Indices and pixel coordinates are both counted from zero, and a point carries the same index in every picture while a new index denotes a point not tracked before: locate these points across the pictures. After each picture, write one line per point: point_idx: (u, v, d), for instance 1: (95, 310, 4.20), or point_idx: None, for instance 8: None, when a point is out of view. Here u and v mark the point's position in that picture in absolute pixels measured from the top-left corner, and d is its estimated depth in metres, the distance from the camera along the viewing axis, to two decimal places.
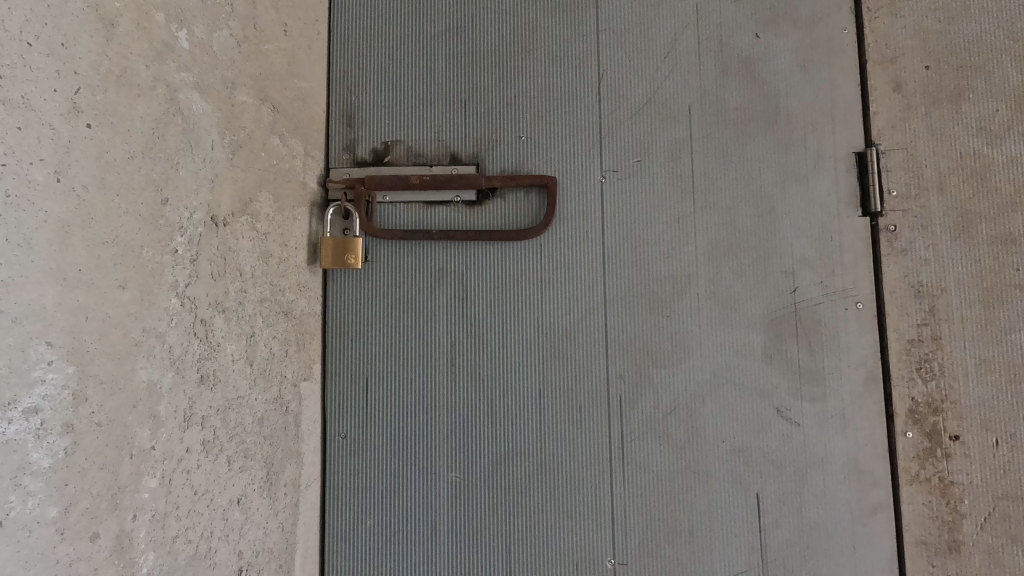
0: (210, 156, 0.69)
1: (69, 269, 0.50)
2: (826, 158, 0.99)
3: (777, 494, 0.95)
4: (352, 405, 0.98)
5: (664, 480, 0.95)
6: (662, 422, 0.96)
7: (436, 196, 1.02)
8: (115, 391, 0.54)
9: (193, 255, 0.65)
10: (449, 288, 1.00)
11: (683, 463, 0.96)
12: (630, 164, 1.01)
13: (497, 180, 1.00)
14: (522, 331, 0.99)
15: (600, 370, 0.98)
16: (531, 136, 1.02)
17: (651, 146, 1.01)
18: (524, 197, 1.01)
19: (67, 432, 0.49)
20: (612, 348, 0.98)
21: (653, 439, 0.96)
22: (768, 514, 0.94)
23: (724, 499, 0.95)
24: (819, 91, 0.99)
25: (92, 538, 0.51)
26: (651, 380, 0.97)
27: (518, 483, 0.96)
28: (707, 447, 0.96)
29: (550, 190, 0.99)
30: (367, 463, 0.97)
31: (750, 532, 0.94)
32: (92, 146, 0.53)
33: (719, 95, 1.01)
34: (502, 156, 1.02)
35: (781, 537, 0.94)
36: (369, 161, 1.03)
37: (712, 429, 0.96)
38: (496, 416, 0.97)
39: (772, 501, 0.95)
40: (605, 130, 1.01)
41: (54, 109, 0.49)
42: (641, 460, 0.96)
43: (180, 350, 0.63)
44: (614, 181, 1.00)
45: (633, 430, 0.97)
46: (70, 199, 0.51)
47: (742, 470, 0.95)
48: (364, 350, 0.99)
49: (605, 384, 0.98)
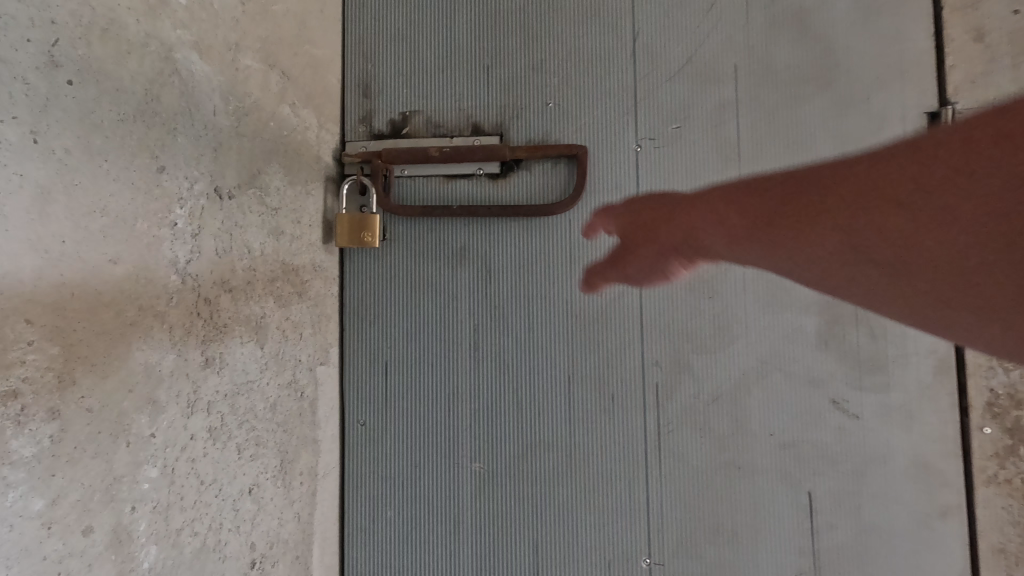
0: (210, 123, 0.64)
1: (52, 240, 0.45)
2: (892, 119, 0.88)
3: (832, 494, 0.86)
4: (370, 392, 0.94)
5: (705, 476, 0.88)
6: (702, 414, 0.88)
7: (457, 169, 0.95)
8: (107, 374, 0.50)
9: (194, 229, 0.61)
10: (472, 266, 0.94)
11: (724, 458, 0.88)
12: (667, 132, 0.92)
13: (523, 151, 0.92)
14: (550, 313, 0.92)
15: (634, 357, 0.90)
16: (559, 102, 0.94)
17: (692, 111, 0.91)
18: (551, 168, 0.94)
19: (52, 419, 0.45)
20: (647, 333, 0.90)
21: (689, 431, 0.88)
22: (822, 515, 0.86)
23: (771, 499, 0.86)
24: (886, 45, 0.88)
25: (86, 531, 0.47)
26: (689, 368, 0.89)
27: (546, 475, 0.90)
28: (753, 440, 0.88)
29: (580, 161, 0.91)
30: (388, 451, 0.93)
31: (802, 534, 0.86)
32: (74, 105, 0.47)
33: (768, 52, 0.90)
34: (528, 127, 0.95)
35: (836, 540, 0.85)
36: (386, 133, 0.97)
37: (758, 421, 0.88)
38: (523, 404, 0.91)
39: (827, 500, 0.86)
40: (641, 94, 0.92)
41: (28, 62, 0.43)
42: (678, 453, 0.88)
43: (182, 331, 0.58)
44: (650, 150, 0.92)
45: (670, 423, 0.89)
46: (51, 163, 0.45)
47: (790, 465, 0.87)
48: (383, 334, 0.94)
49: (640, 372, 0.90)
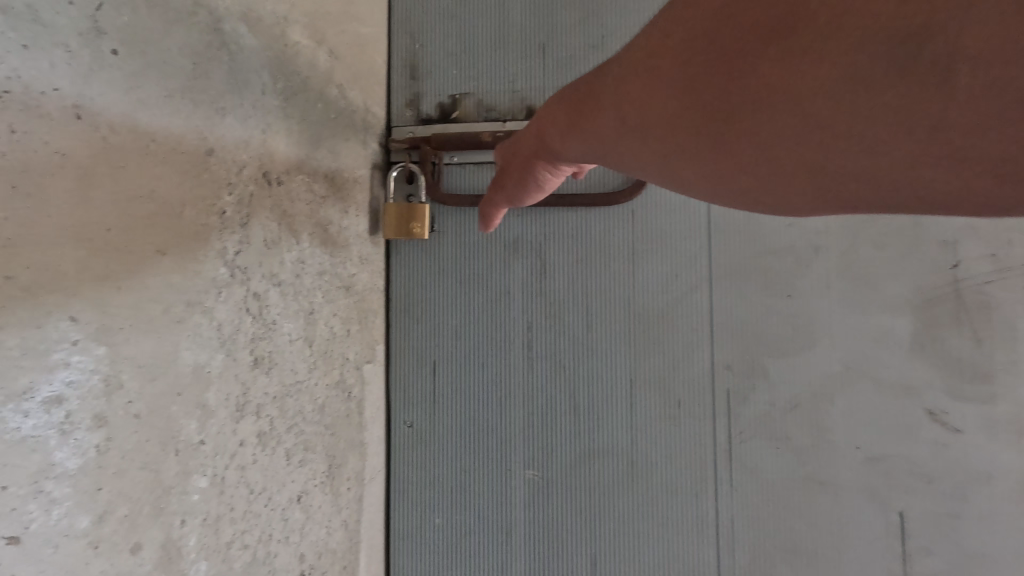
0: (259, 102, 0.59)
1: (96, 229, 0.40)
2: None
3: (927, 515, 0.77)
4: (418, 392, 0.89)
5: (782, 491, 0.80)
6: (779, 423, 0.81)
7: None
8: (155, 377, 0.45)
9: (243, 217, 0.56)
10: (526, 260, 0.87)
11: (804, 472, 0.80)
12: None
13: None
14: (610, 310, 0.85)
15: (703, 359, 0.83)
16: None
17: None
18: None
19: (98, 426, 0.40)
20: (717, 333, 0.83)
21: (764, 442, 0.81)
22: (915, 537, 0.77)
23: (856, 518, 0.78)
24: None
25: (134, 550, 0.43)
26: (765, 373, 0.81)
27: (605, 486, 0.84)
28: (837, 453, 0.79)
29: None
30: (435, 455, 0.88)
31: (892, 558, 0.78)
32: (119, 78, 0.42)
33: None
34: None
35: (931, 566, 0.77)
36: (435, 117, 0.91)
37: (843, 432, 0.79)
38: (580, 408, 0.85)
39: (921, 522, 0.77)
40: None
41: (70, 27, 0.38)
42: (751, 466, 0.81)
43: (231, 329, 0.54)
44: None
45: (743, 432, 0.81)
46: (95, 142, 0.40)
47: (879, 482, 0.78)
48: (431, 331, 0.89)
49: (710, 376, 0.83)
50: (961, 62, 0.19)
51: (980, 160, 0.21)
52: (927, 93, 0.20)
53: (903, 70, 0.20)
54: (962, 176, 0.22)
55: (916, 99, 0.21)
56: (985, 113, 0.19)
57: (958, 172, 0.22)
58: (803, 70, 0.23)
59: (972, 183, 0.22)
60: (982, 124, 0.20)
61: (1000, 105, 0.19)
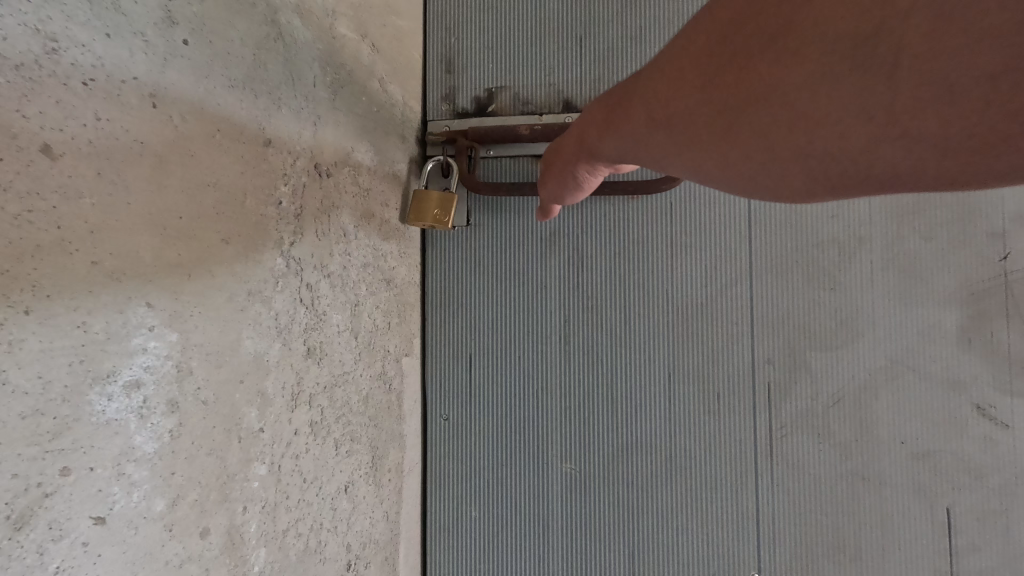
0: (311, 95, 0.60)
1: (169, 215, 0.41)
2: None
3: (975, 512, 0.76)
4: (454, 385, 0.89)
5: (825, 486, 0.79)
6: (823, 418, 0.80)
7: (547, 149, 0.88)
8: (221, 364, 0.46)
9: (297, 208, 0.56)
10: (563, 252, 0.87)
11: (847, 469, 0.79)
12: None
13: None
14: (650, 303, 0.85)
15: (744, 353, 0.82)
16: None
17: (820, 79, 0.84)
18: None
19: (172, 412, 0.41)
20: (758, 327, 0.82)
21: (807, 438, 0.80)
22: (963, 535, 0.77)
23: (901, 513, 0.78)
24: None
25: (202, 534, 0.44)
26: (807, 367, 0.81)
27: (645, 481, 0.84)
28: (881, 449, 0.78)
29: None
30: (472, 448, 0.88)
31: (938, 556, 0.77)
32: (190, 68, 0.43)
33: None
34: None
35: (980, 564, 0.76)
36: (471, 111, 0.91)
37: (888, 427, 0.78)
38: (619, 401, 0.85)
39: (970, 519, 0.76)
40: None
41: (147, 17, 0.39)
42: (793, 461, 0.80)
43: (287, 319, 0.54)
44: None
45: (785, 428, 0.81)
46: (168, 130, 0.41)
47: (925, 478, 0.77)
48: (467, 324, 0.89)
49: (751, 370, 0.82)
50: (902, 60, 0.26)
51: (929, 137, 0.27)
52: (880, 86, 0.27)
53: (862, 69, 0.27)
54: (919, 150, 0.28)
55: (872, 91, 0.27)
56: (925, 97, 0.26)
57: (915, 148, 0.28)
58: (786, 73, 0.30)
59: (926, 159, 0.28)
60: (926, 106, 0.26)
61: (935, 88, 0.25)
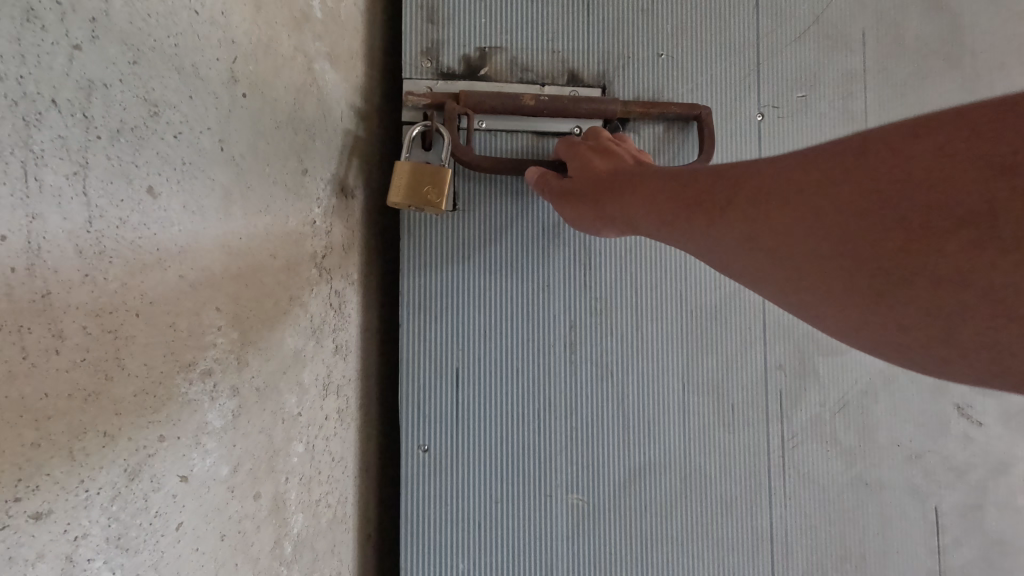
0: (338, 129, 0.73)
1: (233, 236, 0.50)
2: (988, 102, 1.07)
3: (951, 506, 1.00)
4: (435, 409, 0.88)
5: (836, 488, 0.97)
6: (833, 424, 0.97)
7: (552, 123, 0.94)
8: (268, 357, 0.55)
9: (328, 224, 0.68)
10: (571, 245, 0.93)
11: (851, 474, 0.97)
12: (794, 99, 1.02)
13: (637, 107, 0.94)
14: (664, 307, 0.94)
15: (757, 360, 0.95)
16: (672, 54, 0.98)
17: (814, 79, 1.03)
18: (658, 130, 0.98)
19: (234, 395, 0.50)
20: (771, 337, 0.96)
21: (816, 445, 0.96)
22: (945, 530, 1.00)
23: (896, 509, 0.99)
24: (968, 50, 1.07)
25: (256, 496, 0.53)
26: (814, 372, 0.96)
27: (653, 499, 0.93)
28: (879, 448, 0.98)
29: (701, 122, 0.95)
30: (462, 479, 0.89)
31: (929, 552, 0.99)
32: (245, 116, 0.52)
33: (899, 21, 1.05)
34: (634, 86, 0.97)
35: (958, 556, 1.00)
36: (459, 72, 0.93)
37: (885, 433, 0.98)
38: (630, 419, 0.93)
39: (948, 511, 1.00)
40: (764, 56, 1.01)
41: (217, 77, 0.49)
42: (810, 468, 0.96)
43: (320, 319, 0.65)
44: (772, 117, 1.01)
45: (795, 438, 0.96)
46: (231, 168, 0.50)
47: (917, 478, 0.99)
48: (450, 336, 0.89)
49: (765, 373, 0.95)
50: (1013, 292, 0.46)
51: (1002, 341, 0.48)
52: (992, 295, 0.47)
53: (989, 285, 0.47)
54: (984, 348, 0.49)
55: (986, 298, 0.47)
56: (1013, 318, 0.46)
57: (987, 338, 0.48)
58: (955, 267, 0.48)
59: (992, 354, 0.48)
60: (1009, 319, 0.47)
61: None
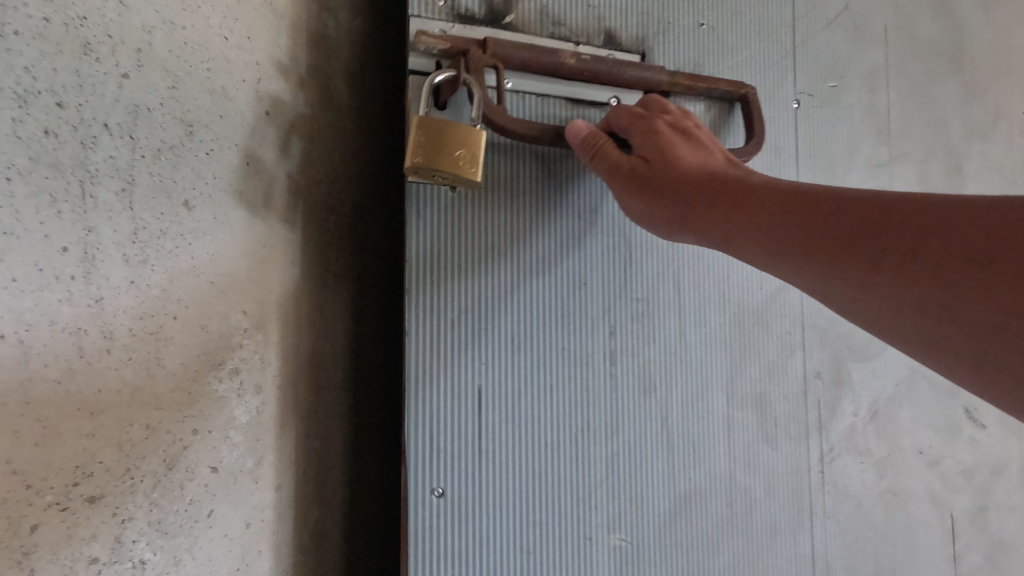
0: None
1: (260, 244, 0.54)
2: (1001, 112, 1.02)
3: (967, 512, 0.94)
4: (449, 443, 0.64)
5: (868, 505, 0.86)
6: (863, 435, 0.87)
7: (590, 93, 0.74)
8: (291, 359, 0.59)
9: None
10: (598, 219, 0.74)
11: (882, 486, 0.88)
12: (823, 89, 0.89)
13: (683, 79, 0.75)
14: (703, 304, 0.78)
15: (798, 367, 0.83)
16: (713, 25, 0.82)
17: (847, 68, 0.91)
18: (704, 111, 0.80)
19: (258, 393, 0.54)
20: (809, 338, 0.85)
21: (852, 458, 0.86)
22: (961, 535, 0.93)
23: (923, 522, 0.90)
24: (984, 53, 1.02)
25: (277, 487, 0.57)
26: (848, 380, 0.87)
27: (702, 536, 0.75)
28: (903, 457, 0.90)
29: (748, 104, 0.79)
30: (478, 533, 0.64)
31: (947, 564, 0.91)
32: (270, 132, 0.56)
33: (912, 20, 0.97)
34: (674, 56, 0.79)
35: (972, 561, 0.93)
36: (478, 16, 0.70)
37: (909, 438, 0.90)
38: (675, 441, 0.75)
39: (964, 517, 0.94)
40: (800, 39, 0.88)
41: (243, 97, 0.52)
42: (841, 484, 0.85)
43: None
44: (806, 106, 0.87)
45: (833, 452, 0.85)
46: (258, 181, 0.54)
47: (935, 485, 0.92)
48: (466, 340, 0.66)
49: (803, 384, 0.84)
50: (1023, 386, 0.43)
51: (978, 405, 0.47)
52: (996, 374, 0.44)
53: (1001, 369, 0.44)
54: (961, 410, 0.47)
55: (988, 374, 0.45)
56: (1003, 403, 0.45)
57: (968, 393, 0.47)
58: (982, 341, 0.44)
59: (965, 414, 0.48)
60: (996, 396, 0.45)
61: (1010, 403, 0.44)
